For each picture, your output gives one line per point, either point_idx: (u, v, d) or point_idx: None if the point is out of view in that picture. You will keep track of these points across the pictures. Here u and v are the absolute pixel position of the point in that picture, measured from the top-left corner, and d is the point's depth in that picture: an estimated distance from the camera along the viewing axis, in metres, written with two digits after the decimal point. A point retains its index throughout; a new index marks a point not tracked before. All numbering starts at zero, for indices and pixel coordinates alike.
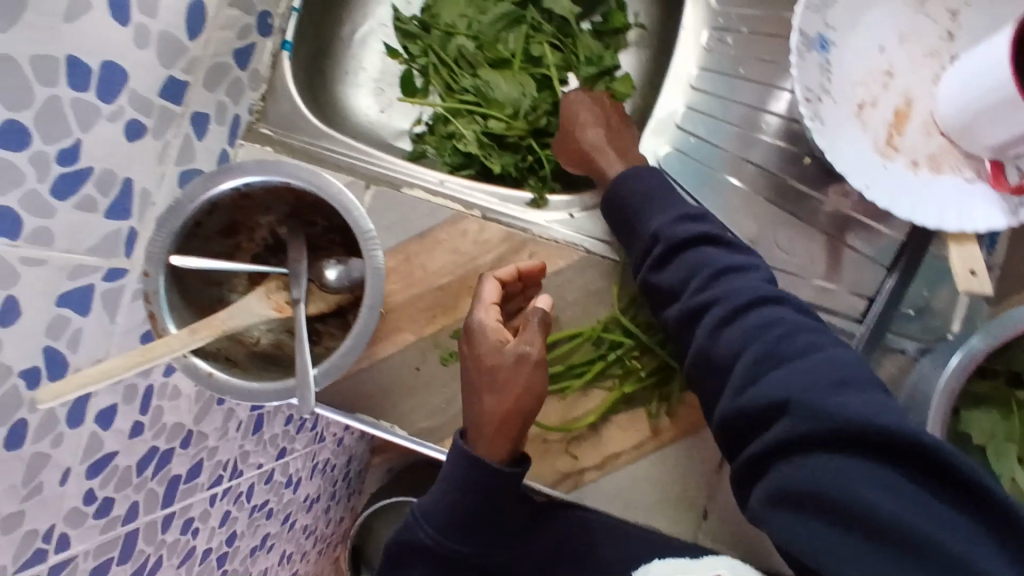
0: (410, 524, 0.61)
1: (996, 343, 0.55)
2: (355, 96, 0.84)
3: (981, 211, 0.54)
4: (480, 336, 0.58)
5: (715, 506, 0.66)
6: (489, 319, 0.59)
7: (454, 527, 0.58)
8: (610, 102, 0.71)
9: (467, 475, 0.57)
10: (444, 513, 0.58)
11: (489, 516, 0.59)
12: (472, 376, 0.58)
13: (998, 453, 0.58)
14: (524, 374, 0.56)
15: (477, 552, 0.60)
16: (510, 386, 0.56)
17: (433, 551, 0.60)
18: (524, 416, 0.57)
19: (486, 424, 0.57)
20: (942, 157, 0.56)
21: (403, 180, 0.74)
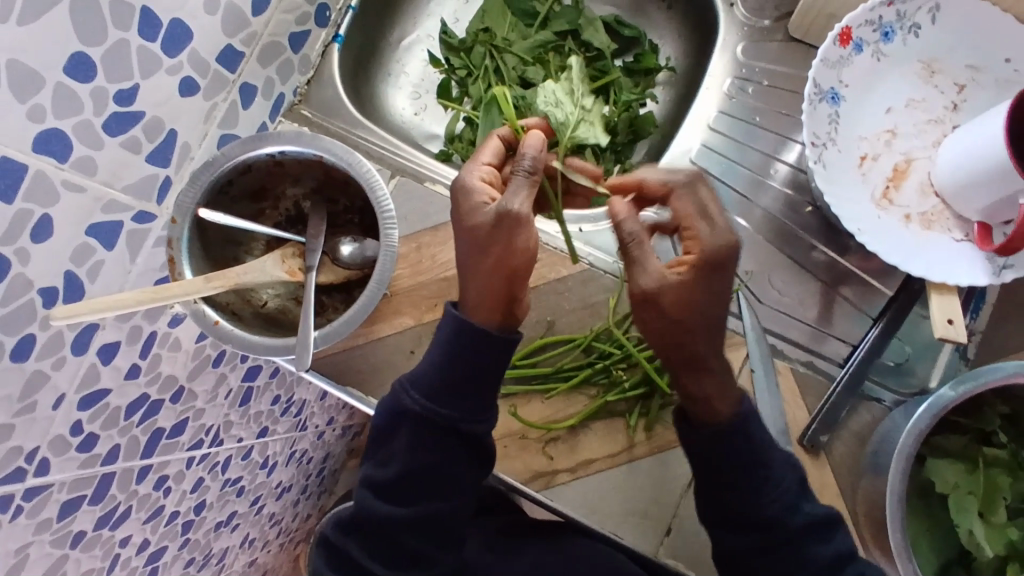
0: (396, 393, 0.57)
1: (965, 394, 0.57)
2: (394, 96, 0.89)
3: (965, 270, 0.57)
4: (463, 193, 0.53)
5: (679, 524, 0.67)
6: (476, 177, 0.53)
7: (442, 388, 0.55)
8: (702, 296, 0.48)
9: (459, 338, 0.53)
10: (432, 375, 0.55)
11: (476, 375, 0.54)
12: (456, 240, 0.52)
13: (957, 503, 0.60)
14: (507, 231, 0.50)
15: (465, 418, 0.55)
16: (492, 243, 0.50)
17: (419, 419, 0.55)
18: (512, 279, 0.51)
19: (471, 289, 0.52)
20: (934, 216, 0.59)
21: (428, 175, 0.78)
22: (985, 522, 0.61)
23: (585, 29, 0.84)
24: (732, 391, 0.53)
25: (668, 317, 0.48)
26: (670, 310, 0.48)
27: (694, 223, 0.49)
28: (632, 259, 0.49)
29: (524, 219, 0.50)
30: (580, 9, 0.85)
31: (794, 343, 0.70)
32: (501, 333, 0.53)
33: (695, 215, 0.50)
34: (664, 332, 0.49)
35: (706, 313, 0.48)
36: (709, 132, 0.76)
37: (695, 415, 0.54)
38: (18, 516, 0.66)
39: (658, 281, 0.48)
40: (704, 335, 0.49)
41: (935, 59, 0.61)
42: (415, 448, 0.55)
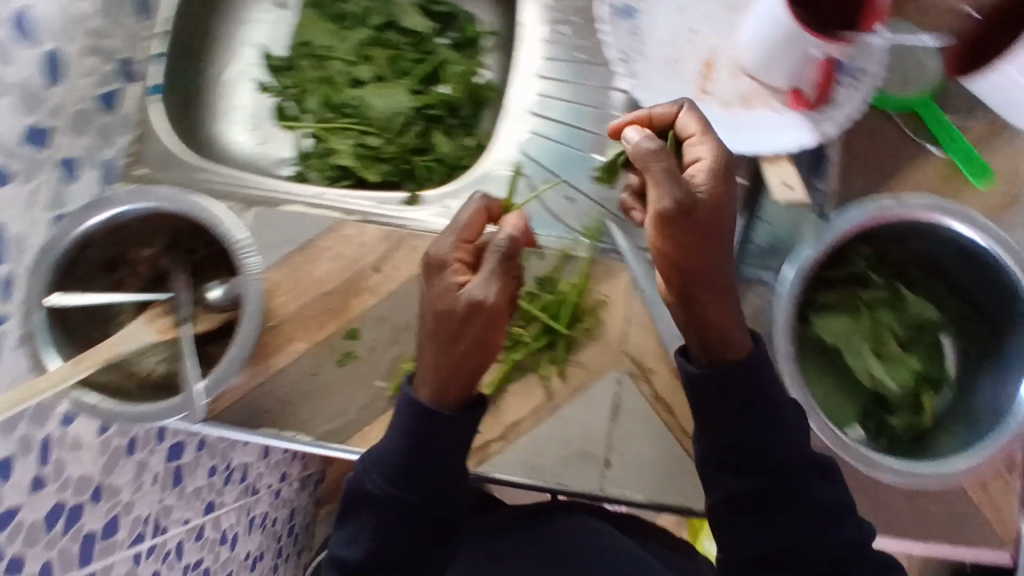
0: (358, 475, 0.59)
1: (823, 247, 0.60)
2: (230, 132, 0.86)
3: (790, 134, 0.60)
4: (437, 272, 0.54)
5: (615, 454, 0.68)
6: (452, 255, 0.54)
7: (402, 474, 0.57)
8: (714, 186, 0.52)
9: (415, 424, 0.56)
10: (391, 460, 0.57)
11: (433, 460, 0.57)
12: (426, 319, 0.54)
13: (851, 349, 0.63)
14: (478, 320, 0.53)
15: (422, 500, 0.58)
16: (464, 324, 0.53)
17: (381, 502, 0.58)
18: (473, 365, 0.55)
19: (433, 373, 0.55)
20: (751, 95, 0.62)
21: (281, 197, 0.75)
22: (885, 360, 0.63)
23: (400, 16, 0.85)
24: (743, 329, 0.55)
25: (687, 231, 0.51)
26: (701, 218, 0.51)
27: (694, 135, 0.55)
28: (660, 162, 0.50)
29: (497, 311, 0.53)
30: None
31: None
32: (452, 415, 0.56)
33: (695, 136, 0.55)
34: (679, 247, 0.51)
35: (710, 216, 0.51)
36: (543, 81, 0.77)
37: (711, 354, 0.55)
38: None
39: (690, 195, 0.50)
40: (715, 241, 0.52)
41: None
42: (382, 532, 0.58)
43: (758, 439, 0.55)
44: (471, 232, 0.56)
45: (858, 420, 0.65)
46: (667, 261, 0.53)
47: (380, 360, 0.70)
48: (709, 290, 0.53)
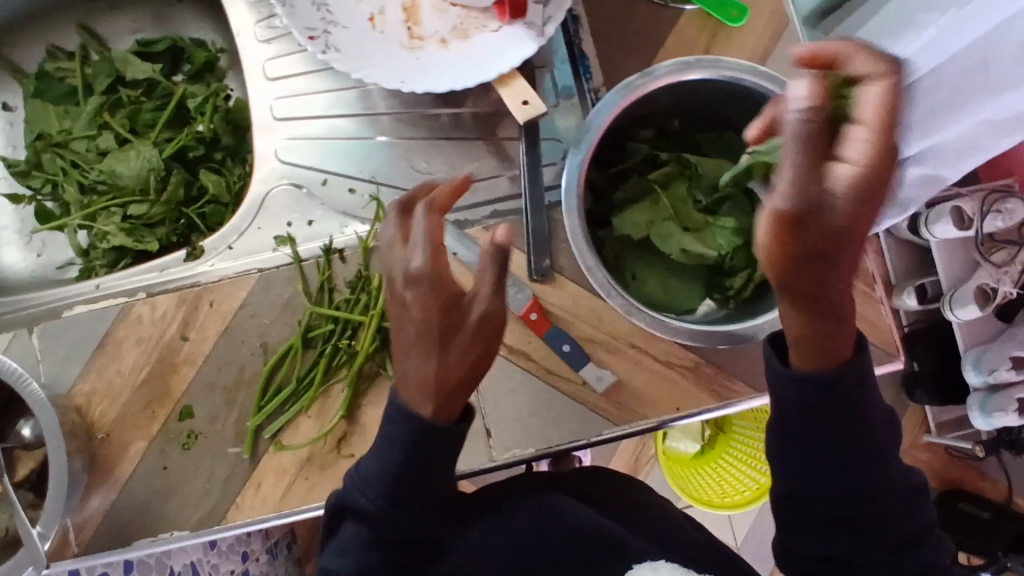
0: (348, 492, 0.52)
1: (587, 151, 0.58)
2: (2, 255, 0.80)
3: (513, 47, 0.57)
4: (437, 279, 0.49)
5: (494, 422, 0.65)
6: (439, 262, 0.49)
7: (393, 488, 0.50)
8: (864, 198, 0.35)
9: (415, 434, 0.49)
10: (382, 475, 0.50)
11: (433, 481, 0.51)
12: (434, 326, 0.49)
13: (659, 234, 0.61)
14: (486, 336, 0.51)
15: (424, 517, 0.51)
16: (471, 338, 0.50)
17: (376, 521, 0.51)
18: (472, 375, 0.51)
19: (443, 388, 0.49)
20: (463, 23, 0.60)
21: (62, 305, 0.69)
22: (694, 232, 0.62)
23: (124, 70, 0.79)
24: (847, 335, 0.44)
25: (806, 261, 0.38)
26: (821, 236, 0.36)
27: (869, 117, 0.35)
28: (813, 146, 0.34)
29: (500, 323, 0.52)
30: (110, 56, 0.80)
31: (472, 206, 0.69)
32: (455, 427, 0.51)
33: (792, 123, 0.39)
34: (793, 266, 0.39)
35: (853, 231, 0.37)
36: (275, 83, 0.71)
37: (799, 359, 0.45)
38: None
39: (821, 198, 0.35)
40: (836, 271, 0.39)
41: None
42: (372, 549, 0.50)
43: (855, 441, 0.46)
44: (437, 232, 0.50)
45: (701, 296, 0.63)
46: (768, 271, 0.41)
47: (225, 427, 0.66)
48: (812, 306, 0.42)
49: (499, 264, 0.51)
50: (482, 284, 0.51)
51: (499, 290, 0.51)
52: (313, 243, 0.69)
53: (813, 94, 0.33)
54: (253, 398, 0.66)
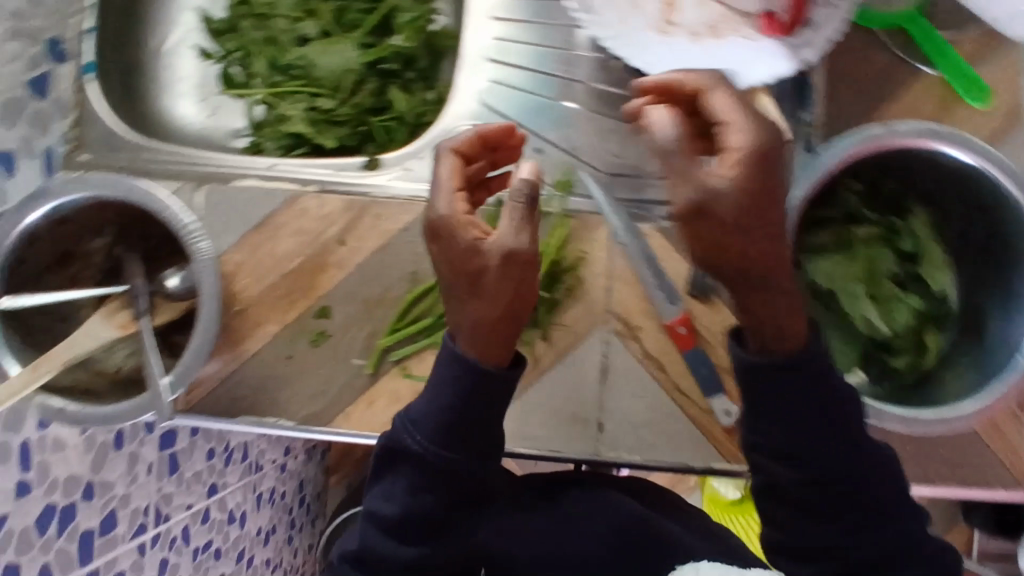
0: (396, 431, 0.57)
1: (809, 190, 0.56)
2: (178, 107, 0.80)
3: (765, 63, 0.54)
4: (449, 235, 0.50)
5: (608, 417, 0.66)
6: (455, 213, 0.50)
7: (443, 432, 0.55)
8: (755, 172, 0.40)
9: (463, 381, 0.53)
10: (433, 417, 0.55)
11: (481, 425, 0.54)
12: (452, 278, 0.50)
13: (848, 294, 0.60)
14: (519, 271, 0.48)
15: (471, 458, 0.55)
16: (485, 287, 0.49)
17: (420, 459, 0.56)
18: (501, 319, 0.50)
19: (471, 327, 0.51)
20: (720, 23, 0.56)
21: (233, 173, 0.70)
22: (879, 302, 0.60)
23: None
24: (802, 317, 0.48)
25: (748, 259, 0.42)
26: (755, 228, 0.41)
27: (739, 141, 0.41)
28: (683, 159, 0.40)
29: (531, 262, 0.48)
30: None
31: (652, 201, 0.68)
32: (502, 375, 0.53)
33: (734, 124, 0.42)
34: (738, 247, 0.42)
35: (762, 250, 0.43)
36: (500, 24, 0.71)
37: (766, 342, 0.49)
38: None
39: (733, 200, 0.40)
40: (756, 267, 0.43)
41: None
42: (416, 491, 0.56)
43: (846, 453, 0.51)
44: (457, 181, 0.53)
45: (861, 365, 0.61)
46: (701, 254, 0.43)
47: (355, 337, 0.68)
48: (750, 280, 0.44)
49: (523, 211, 0.47)
50: (500, 227, 0.48)
51: (523, 225, 0.47)
52: (490, 191, 0.68)
53: (677, 128, 0.41)
54: (388, 319, 0.68)
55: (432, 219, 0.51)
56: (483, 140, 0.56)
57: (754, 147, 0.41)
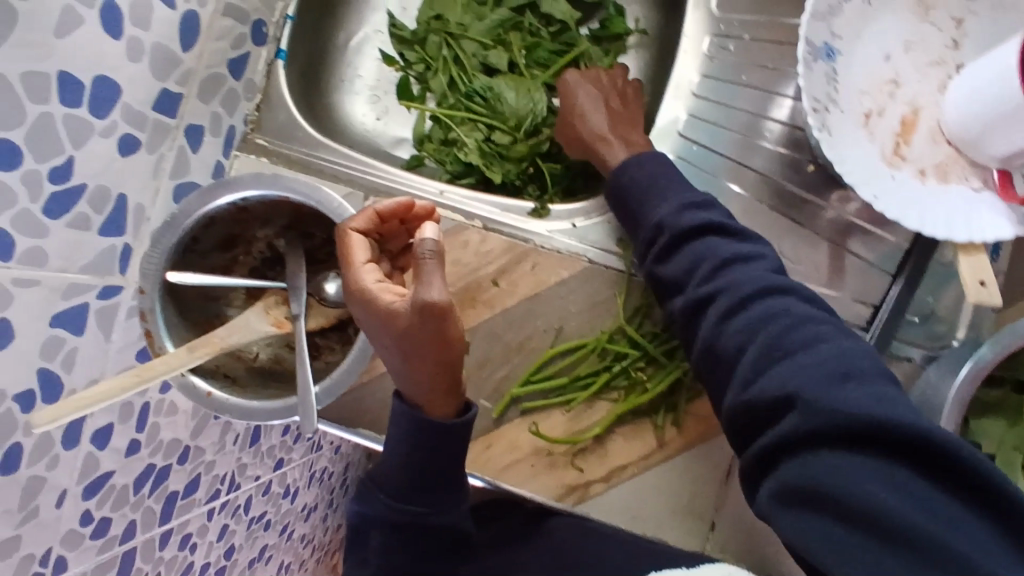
0: (368, 494, 0.60)
1: (1005, 352, 0.55)
2: (351, 104, 0.82)
3: (989, 219, 0.53)
4: (361, 299, 0.48)
5: (723, 516, 0.65)
6: (372, 283, 0.48)
7: (406, 485, 0.57)
8: (602, 85, 0.70)
9: (413, 432, 0.55)
10: (395, 470, 0.57)
11: (437, 469, 0.56)
12: (382, 337, 0.48)
13: (1006, 462, 0.58)
14: (431, 325, 0.45)
15: (431, 511, 0.58)
16: (572, 126, 0.68)
17: (391, 519, 0.59)
18: (589, 143, 0.67)
19: (418, 380, 0.51)
20: (948, 165, 0.56)
21: (402, 189, 0.72)
22: None
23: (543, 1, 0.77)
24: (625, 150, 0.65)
25: (569, 116, 0.69)
26: (574, 120, 0.68)
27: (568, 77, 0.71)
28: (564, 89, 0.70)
29: (446, 312, 0.44)
30: None
31: None
32: (456, 426, 0.55)
33: (566, 85, 0.70)
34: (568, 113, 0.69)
35: (575, 125, 0.68)
36: (695, 101, 0.71)
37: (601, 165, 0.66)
38: None
39: (574, 115, 0.68)
40: (579, 143, 0.68)
41: None
42: (390, 549, 0.59)
43: (859, 468, 0.39)
44: (366, 254, 0.51)
45: None
46: (563, 132, 0.69)
47: (488, 378, 0.68)
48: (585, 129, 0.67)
49: (589, 73, 0.71)
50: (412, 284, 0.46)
51: (428, 275, 0.44)
52: None
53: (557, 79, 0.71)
54: (523, 369, 0.67)
55: (348, 289, 0.49)
56: (381, 217, 0.53)
57: (572, 89, 0.70)
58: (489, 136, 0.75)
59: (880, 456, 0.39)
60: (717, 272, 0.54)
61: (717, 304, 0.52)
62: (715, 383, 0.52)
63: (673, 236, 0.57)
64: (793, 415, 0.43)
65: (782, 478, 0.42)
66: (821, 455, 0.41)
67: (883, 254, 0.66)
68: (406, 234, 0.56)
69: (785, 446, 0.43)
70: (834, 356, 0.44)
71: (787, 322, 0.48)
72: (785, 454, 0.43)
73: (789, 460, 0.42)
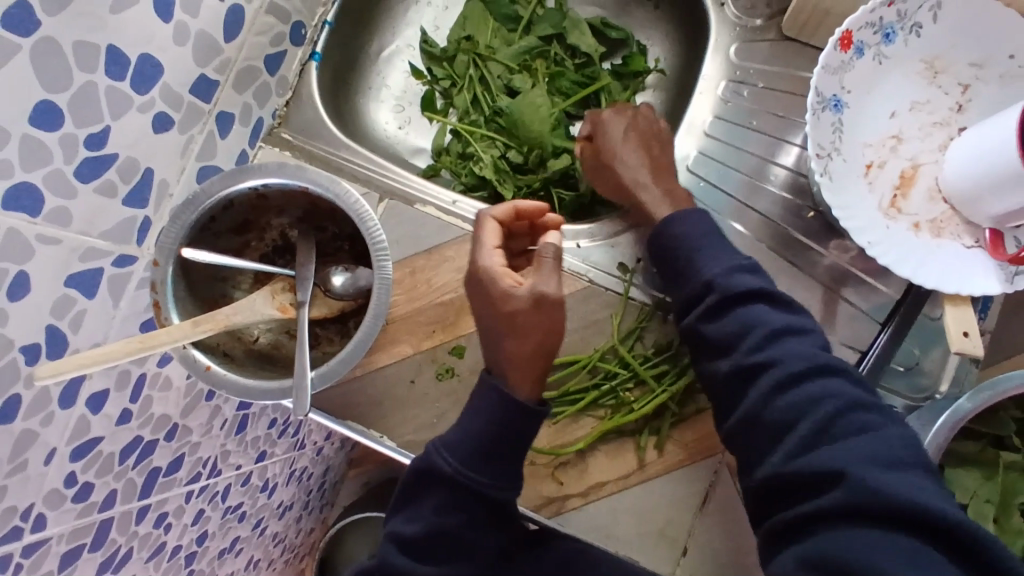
0: (427, 455, 0.52)
1: (984, 404, 0.56)
2: (376, 111, 0.86)
3: (980, 279, 0.55)
4: (485, 277, 0.51)
5: (695, 544, 0.66)
6: (496, 265, 0.52)
7: (481, 454, 0.50)
8: (637, 129, 0.69)
9: (501, 407, 0.50)
10: (470, 440, 0.50)
11: (520, 440, 0.51)
12: (491, 317, 0.51)
13: (977, 512, 0.59)
14: (546, 311, 0.49)
15: (500, 484, 0.50)
16: (609, 171, 0.69)
17: (452, 484, 0.50)
18: (620, 187, 0.68)
19: (510, 365, 0.51)
20: (944, 222, 0.58)
21: (417, 195, 0.75)
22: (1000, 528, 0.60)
23: (570, 32, 0.81)
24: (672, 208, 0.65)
25: (607, 168, 0.69)
26: (612, 172, 0.69)
27: (599, 122, 0.70)
28: (599, 137, 0.70)
29: (558, 303, 0.50)
30: (564, 10, 0.81)
31: None
32: (535, 409, 0.51)
33: (600, 134, 0.70)
34: (605, 167, 0.69)
35: (615, 179, 0.69)
36: (705, 139, 0.73)
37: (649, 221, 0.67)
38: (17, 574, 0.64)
39: (613, 168, 0.68)
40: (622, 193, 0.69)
41: (938, 58, 0.60)
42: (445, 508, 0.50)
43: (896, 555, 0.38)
44: (497, 244, 0.53)
45: None
46: (602, 181, 0.70)
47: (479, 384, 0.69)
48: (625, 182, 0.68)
49: (618, 113, 0.70)
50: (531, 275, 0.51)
51: (547, 271, 0.50)
52: (648, 291, 0.71)
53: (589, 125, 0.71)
54: None
55: (475, 265, 0.53)
56: (518, 214, 0.56)
57: (605, 138, 0.69)
58: (504, 154, 0.78)
59: (899, 531, 0.40)
60: (768, 342, 0.50)
61: (764, 378, 0.49)
62: (754, 452, 0.49)
63: (719, 298, 0.54)
64: (836, 490, 0.42)
65: (808, 548, 0.42)
66: (853, 532, 0.40)
67: (874, 303, 0.68)
68: (528, 239, 0.59)
69: (818, 518, 0.42)
70: (886, 441, 0.44)
71: (833, 401, 0.46)
72: (816, 525, 0.43)
73: (823, 532, 0.42)
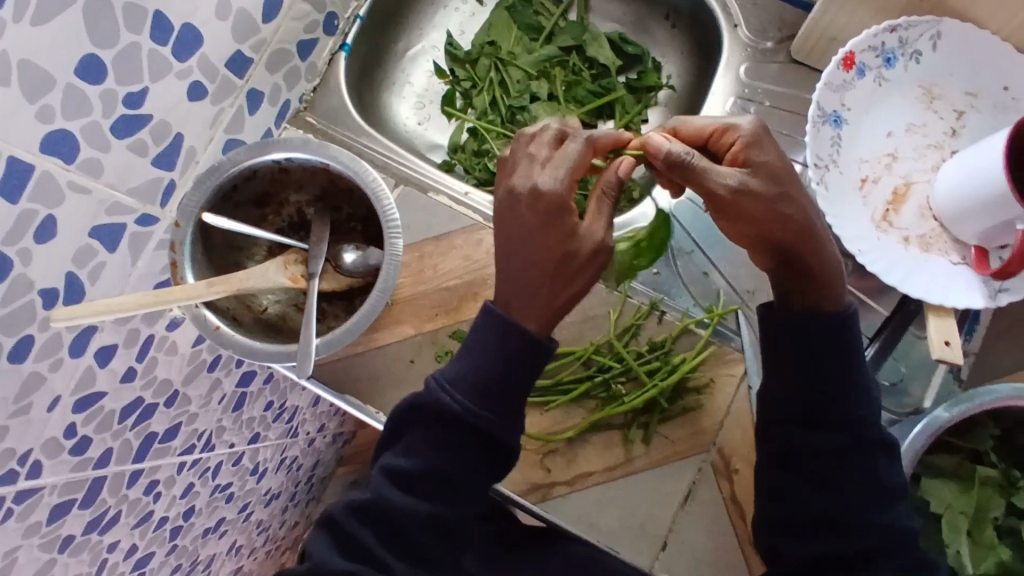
0: (428, 390, 0.55)
1: (958, 416, 0.59)
2: (398, 106, 0.89)
3: (963, 293, 0.58)
4: (557, 201, 0.49)
5: (674, 539, 0.67)
6: (569, 190, 0.50)
7: (481, 390, 0.52)
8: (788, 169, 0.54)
9: (508, 340, 0.51)
10: (472, 375, 0.52)
11: (516, 386, 0.52)
12: (545, 256, 0.49)
13: (950, 523, 0.63)
14: (603, 255, 0.50)
15: (503, 423, 0.53)
16: (778, 214, 0.51)
17: (458, 420, 0.53)
18: (803, 243, 0.52)
19: (536, 304, 0.51)
20: (932, 238, 0.61)
21: (430, 184, 0.78)
22: (975, 540, 0.63)
23: (590, 45, 0.85)
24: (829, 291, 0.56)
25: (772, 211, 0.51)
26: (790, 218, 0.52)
27: (751, 148, 0.52)
28: (767, 171, 0.52)
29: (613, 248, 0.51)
30: (585, 25, 0.85)
31: None
32: (544, 344, 0.51)
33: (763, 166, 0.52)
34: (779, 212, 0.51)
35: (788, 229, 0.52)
36: None
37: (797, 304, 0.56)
38: (8, 519, 0.65)
39: (788, 215, 0.52)
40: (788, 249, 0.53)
41: (936, 86, 0.63)
42: (444, 446, 0.54)
43: None
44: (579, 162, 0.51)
45: None
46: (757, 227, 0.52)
47: None
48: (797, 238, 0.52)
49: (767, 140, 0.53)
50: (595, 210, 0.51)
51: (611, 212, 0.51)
52: (648, 290, 0.73)
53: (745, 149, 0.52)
54: None
55: (537, 188, 0.49)
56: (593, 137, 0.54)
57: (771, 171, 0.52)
58: None
59: None
60: (849, 481, 0.58)
61: (843, 517, 0.57)
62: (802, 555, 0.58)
63: (818, 420, 0.58)
64: None
65: None
66: None
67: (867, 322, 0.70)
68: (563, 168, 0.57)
69: None
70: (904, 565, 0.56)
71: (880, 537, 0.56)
72: None
73: None
